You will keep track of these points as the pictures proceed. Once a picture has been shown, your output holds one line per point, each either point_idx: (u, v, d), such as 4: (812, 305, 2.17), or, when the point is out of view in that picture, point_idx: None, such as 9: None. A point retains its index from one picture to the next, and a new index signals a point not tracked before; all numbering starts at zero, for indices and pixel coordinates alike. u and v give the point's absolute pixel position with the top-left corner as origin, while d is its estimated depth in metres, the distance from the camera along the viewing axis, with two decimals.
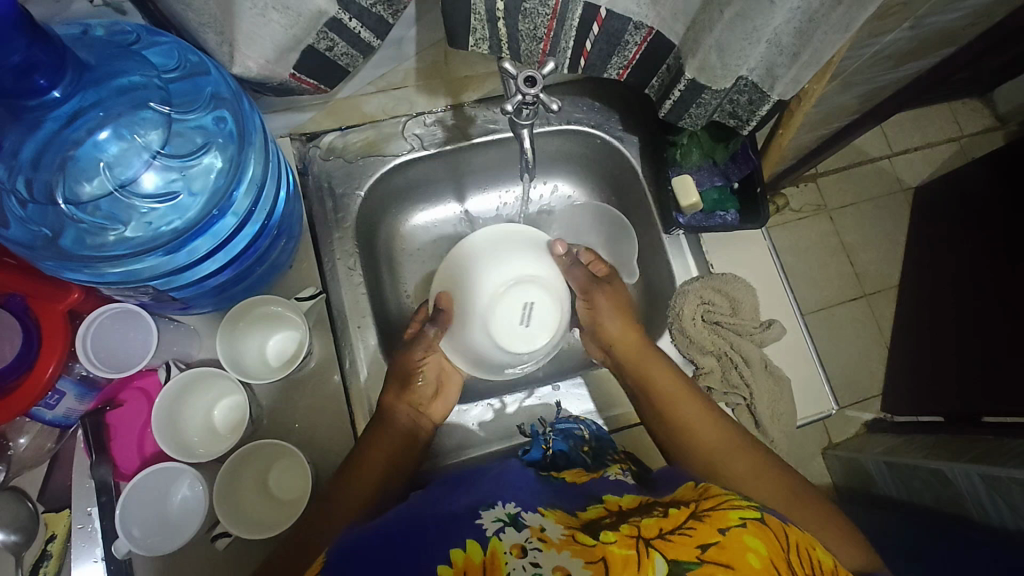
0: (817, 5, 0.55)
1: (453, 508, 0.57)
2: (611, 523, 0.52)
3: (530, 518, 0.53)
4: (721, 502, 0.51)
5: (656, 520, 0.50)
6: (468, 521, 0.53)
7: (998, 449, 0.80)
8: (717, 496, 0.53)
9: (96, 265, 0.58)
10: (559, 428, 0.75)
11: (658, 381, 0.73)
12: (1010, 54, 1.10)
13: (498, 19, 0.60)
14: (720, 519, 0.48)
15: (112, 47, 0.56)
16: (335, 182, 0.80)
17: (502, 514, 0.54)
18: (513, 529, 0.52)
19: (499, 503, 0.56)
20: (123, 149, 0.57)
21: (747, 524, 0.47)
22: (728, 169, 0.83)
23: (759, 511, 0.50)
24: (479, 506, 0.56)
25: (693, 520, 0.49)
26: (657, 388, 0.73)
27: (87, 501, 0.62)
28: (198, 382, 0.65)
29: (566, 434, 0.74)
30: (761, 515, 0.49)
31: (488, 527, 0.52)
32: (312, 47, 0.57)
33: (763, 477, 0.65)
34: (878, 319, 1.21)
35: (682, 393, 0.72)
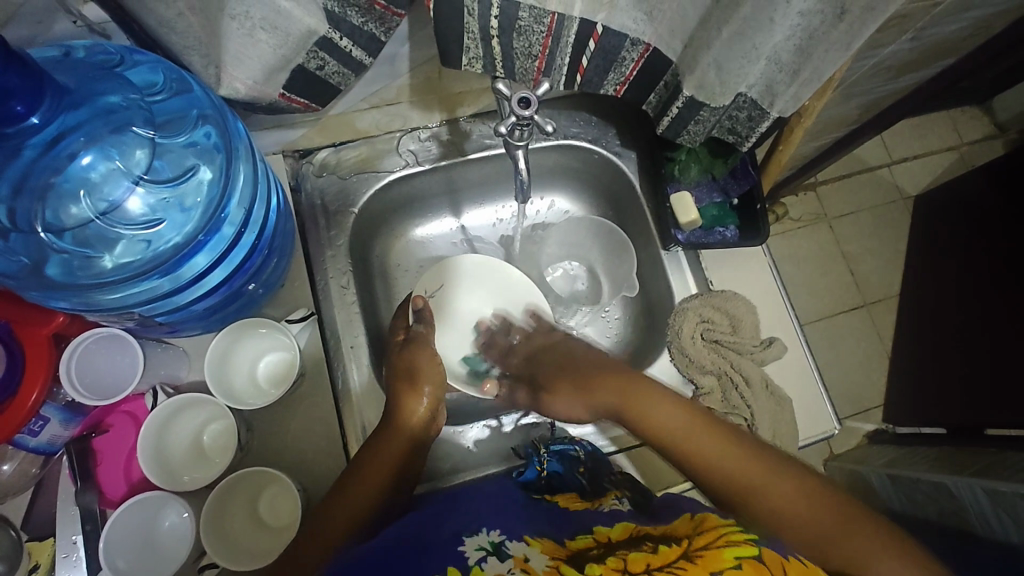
0: (817, 22, 0.54)
1: (447, 536, 0.55)
2: (597, 557, 0.50)
3: (514, 547, 0.53)
4: (716, 539, 0.50)
5: (645, 554, 0.49)
6: (450, 547, 0.53)
7: (1002, 463, 0.78)
8: (712, 531, 0.51)
9: (90, 296, 0.57)
10: (554, 449, 0.73)
11: (662, 421, 0.64)
12: (1010, 63, 1.09)
13: (492, 37, 0.59)
14: (712, 561, 0.47)
15: (95, 70, 0.55)
16: (328, 200, 0.78)
17: (484, 544, 0.53)
18: (495, 559, 0.51)
19: (482, 530, 0.55)
20: (106, 174, 0.57)
21: (743, 565, 0.46)
22: (727, 184, 0.81)
23: (755, 548, 0.48)
24: (463, 533, 0.56)
25: (680, 560, 0.47)
26: (660, 429, 0.64)
27: (71, 530, 0.61)
28: (187, 408, 0.64)
29: (562, 456, 0.72)
30: (757, 553, 0.47)
31: (470, 556, 0.52)
32: (302, 66, 0.56)
33: (801, 495, 0.57)
34: (881, 330, 1.20)
35: (689, 425, 0.63)
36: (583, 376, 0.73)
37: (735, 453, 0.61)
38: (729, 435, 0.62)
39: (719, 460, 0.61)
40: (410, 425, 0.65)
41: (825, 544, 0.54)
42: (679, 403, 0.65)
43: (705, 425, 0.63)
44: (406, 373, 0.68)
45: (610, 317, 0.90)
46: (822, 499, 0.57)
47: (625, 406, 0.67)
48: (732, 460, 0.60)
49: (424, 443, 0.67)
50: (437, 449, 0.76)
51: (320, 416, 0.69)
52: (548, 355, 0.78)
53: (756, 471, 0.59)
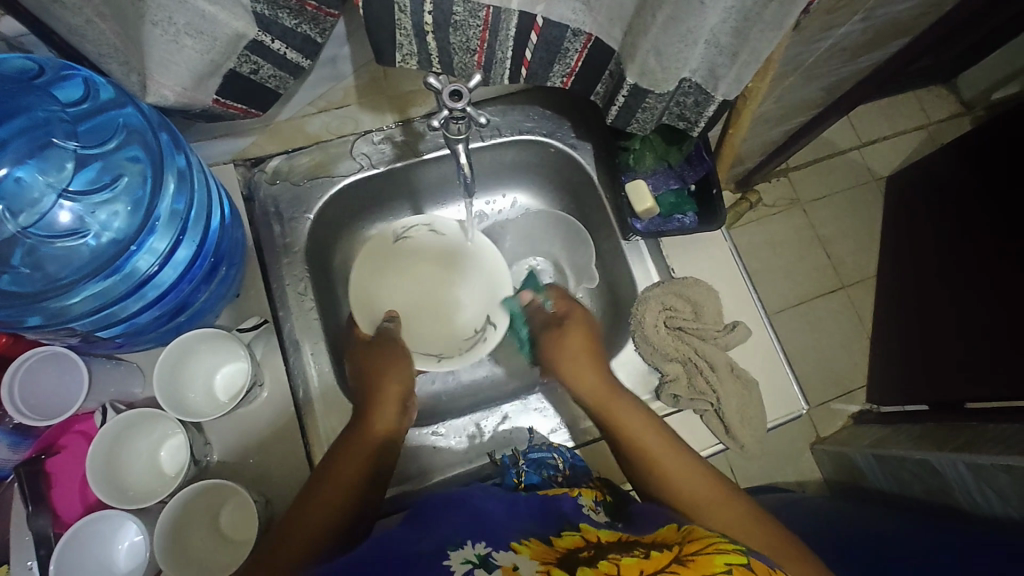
0: (751, 3, 0.54)
1: (414, 550, 0.51)
2: (586, 558, 0.46)
3: (501, 558, 0.47)
4: (706, 546, 0.46)
5: (637, 559, 0.44)
6: (435, 562, 0.47)
7: (982, 437, 0.78)
8: (703, 539, 0.47)
9: (47, 306, 0.56)
10: (531, 458, 0.71)
11: (634, 432, 0.68)
12: (971, 39, 1.10)
13: (427, 32, 0.58)
14: (704, 565, 0.43)
15: (11, 83, 0.53)
16: (281, 207, 0.77)
17: (471, 556, 0.48)
18: (484, 571, 0.46)
19: (467, 543, 0.50)
20: (28, 189, 0.57)
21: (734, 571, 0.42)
22: (684, 171, 0.81)
23: (744, 555, 0.44)
24: (447, 546, 0.50)
25: (673, 563, 0.43)
26: (626, 431, 0.69)
27: (27, 555, 0.59)
28: (136, 427, 0.63)
29: (539, 464, 0.71)
30: (746, 560, 0.44)
31: (456, 571, 0.46)
32: (234, 71, 0.55)
33: (771, 543, 0.58)
34: (859, 310, 1.21)
35: (660, 448, 0.67)
36: (596, 353, 0.75)
37: (698, 479, 0.64)
38: (683, 454, 0.67)
39: (686, 482, 0.64)
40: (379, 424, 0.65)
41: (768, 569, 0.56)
42: (649, 415, 0.70)
43: (665, 439, 0.68)
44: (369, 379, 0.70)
45: None
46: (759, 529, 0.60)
47: (602, 409, 0.71)
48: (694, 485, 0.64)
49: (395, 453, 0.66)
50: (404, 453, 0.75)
51: (282, 424, 0.68)
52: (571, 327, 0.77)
53: (716, 498, 0.63)
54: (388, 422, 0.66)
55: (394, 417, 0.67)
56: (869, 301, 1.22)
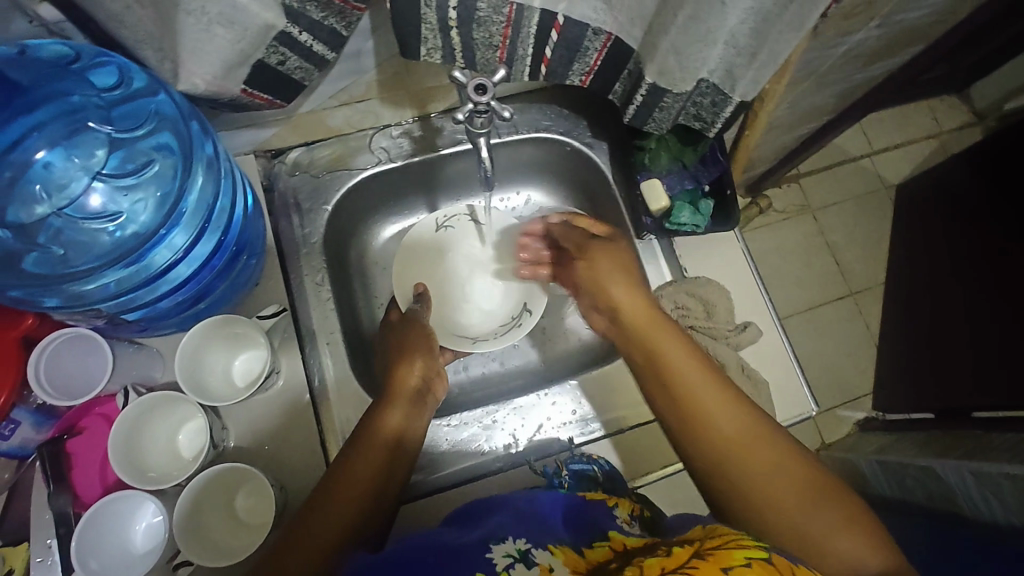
0: (770, 5, 0.55)
1: (455, 541, 0.52)
2: (614, 567, 0.46)
3: (540, 555, 0.49)
4: (726, 541, 0.45)
5: (659, 559, 0.44)
6: (478, 554, 0.49)
7: (988, 444, 0.78)
8: (725, 534, 0.46)
9: (67, 288, 0.57)
10: (572, 470, 0.70)
11: (673, 362, 0.61)
12: (984, 49, 1.11)
13: (452, 28, 0.59)
14: (723, 558, 0.43)
15: (50, 68, 0.55)
16: (301, 199, 0.78)
17: (512, 549, 0.49)
18: (523, 566, 0.47)
19: (510, 536, 0.51)
20: (65, 170, 0.58)
21: (751, 563, 0.42)
22: (698, 172, 0.82)
23: (766, 552, 0.44)
24: (489, 539, 0.51)
25: (694, 559, 0.43)
26: (667, 361, 0.61)
27: (46, 534, 0.60)
28: (156, 409, 0.64)
29: (579, 476, 0.69)
30: (768, 555, 0.43)
31: (498, 563, 0.48)
32: (262, 62, 0.56)
33: (795, 490, 0.53)
34: (867, 317, 1.21)
35: (692, 369, 0.60)
36: (635, 278, 0.70)
37: (734, 409, 0.57)
38: (724, 384, 0.59)
39: (718, 415, 0.57)
40: (391, 432, 0.64)
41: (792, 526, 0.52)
42: (688, 342, 0.63)
43: (703, 369, 0.60)
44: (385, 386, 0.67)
45: None
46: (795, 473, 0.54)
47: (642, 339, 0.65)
48: (727, 416, 0.57)
49: (407, 452, 0.64)
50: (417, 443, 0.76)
51: (298, 412, 0.69)
52: (594, 249, 0.74)
53: (749, 433, 0.56)
54: (395, 420, 0.64)
55: (410, 418, 0.66)
56: (877, 308, 1.22)
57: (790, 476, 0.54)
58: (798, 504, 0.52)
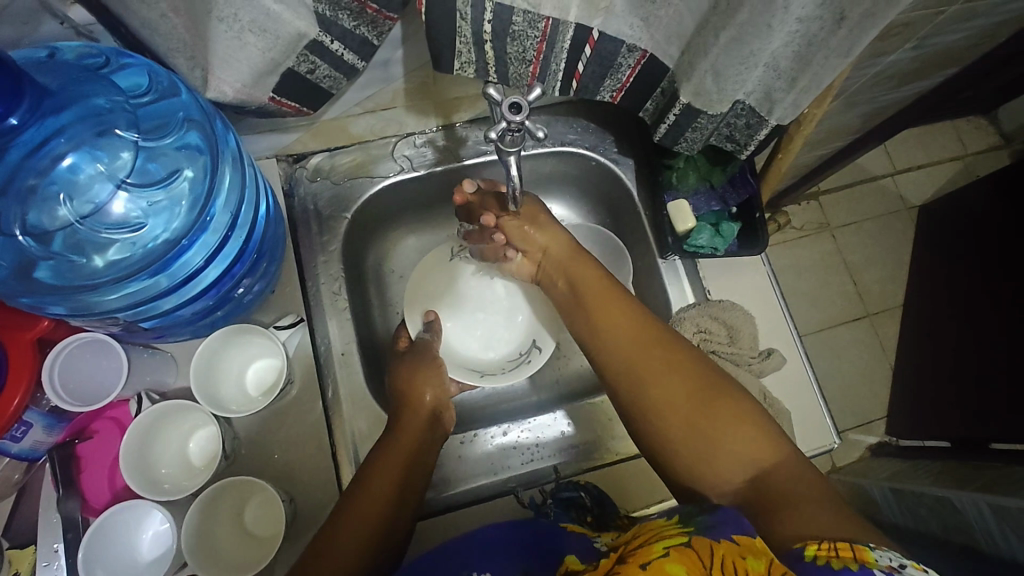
0: (816, 29, 0.53)
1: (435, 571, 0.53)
2: None
3: None
4: (653, 537, 0.47)
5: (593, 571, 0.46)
6: None
7: (1007, 476, 0.76)
8: (655, 530, 0.48)
9: (79, 299, 0.57)
10: (559, 499, 0.68)
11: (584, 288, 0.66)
12: (1014, 73, 1.08)
13: (485, 41, 0.58)
14: (643, 554, 0.44)
15: (79, 71, 0.54)
16: (322, 205, 0.77)
17: None
18: None
19: None
20: (89, 176, 0.56)
21: (670, 552, 0.43)
22: (726, 193, 0.81)
23: (687, 535, 0.45)
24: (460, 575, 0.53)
25: (619, 562, 0.45)
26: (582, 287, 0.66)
27: (53, 538, 0.59)
28: (170, 417, 0.63)
29: (567, 504, 0.67)
30: (686, 538, 0.44)
31: None
32: (292, 70, 0.55)
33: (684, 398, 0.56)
34: (885, 341, 1.19)
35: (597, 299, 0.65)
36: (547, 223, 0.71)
37: (631, 329, 0.61)
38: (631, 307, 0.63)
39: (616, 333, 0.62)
40: (418, 414, 0.66)
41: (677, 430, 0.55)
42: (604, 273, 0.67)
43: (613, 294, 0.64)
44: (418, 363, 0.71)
45: None
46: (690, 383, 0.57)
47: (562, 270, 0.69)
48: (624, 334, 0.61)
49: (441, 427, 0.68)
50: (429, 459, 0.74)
51: (310, 423, 0.68)
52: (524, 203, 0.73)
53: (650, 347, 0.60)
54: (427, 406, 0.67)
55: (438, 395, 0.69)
56: (896, 332, 1.19)
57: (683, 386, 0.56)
58: (686, 409, 0.56)
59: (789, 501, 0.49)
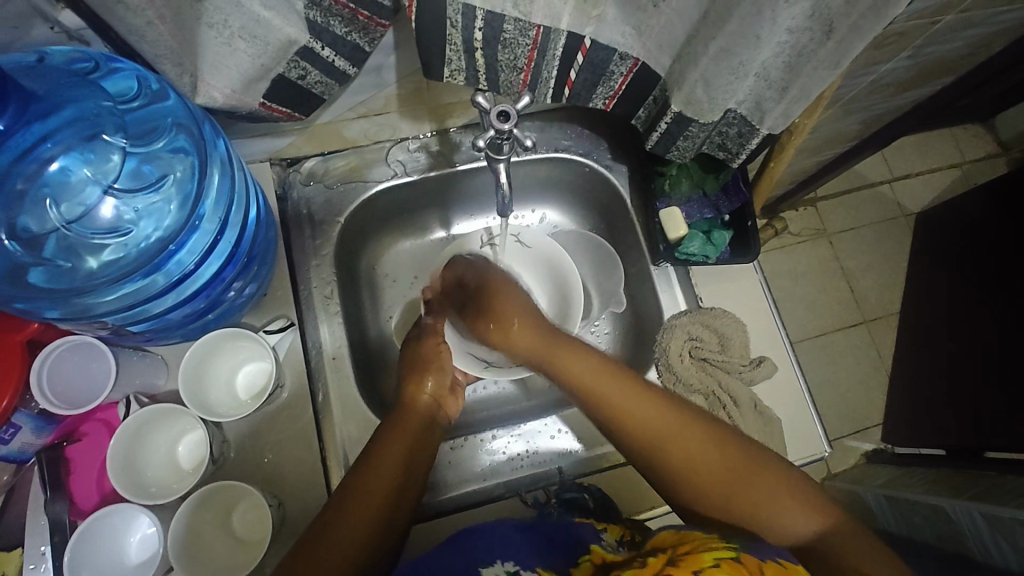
0: (806, 40, 0.53)
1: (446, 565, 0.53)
2: None
3: None
4: (700, 545, 0.46)
5: (635, 569, 0.44)
6: None
7: (1001, 486, 0.76)
8: (696, 539, 0.47)
9: (75, 303, 0.57)
10: (563, 498, 0.69)
11: (577, 376, 0.63)
12: (1010, 82, 1.08)
13: (476, 49, 0.58)
14: (693, 561, 0.43)
15: (68, 76, 0.54)
16: (315, 209, 0.77)
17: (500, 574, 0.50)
18: None
19: (497, 562, 0.52)
20: (78, 180, 0.57)
21: (722, 564, 0.42)
22: (719, 201, 0.81)
23: (735, 551, 0.44)
24: (478, 563, 0.52)
25: (669, 565, 0.43)
26: (571, 376, 0.63)
27: (41, 540, 0.60)
28: (157, 421, 0.63)
29: (570, 505, 0.68)
30: (736, 554, 0.43)
31: None
32: (282, 76, 0.55)
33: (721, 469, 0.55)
34: (880, 348, 1.19)
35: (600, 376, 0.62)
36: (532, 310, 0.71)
37: (651, 404, 0.59)
38: (637, 386, 0.61)
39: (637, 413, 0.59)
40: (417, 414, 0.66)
41: (727, 504, 0.54)
42: (592, 356, 0.64)
43: (614, 373, 0.62)
44: (417, 361, 0.71)
45: (600, 331, 0.88)
46: (726, 453, 0.56)
47: (549, 356, 0.66)
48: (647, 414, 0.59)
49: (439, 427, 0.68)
50: None
51: (299, 427, 0.68)
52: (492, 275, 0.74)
53: (671, 424, 0.58)
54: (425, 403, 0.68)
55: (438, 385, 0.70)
56: (891, 340, 1.19)
57: (717, 458, 0.56)
58: (732, 475, 0.55)
59: (856, 558, 0.48)
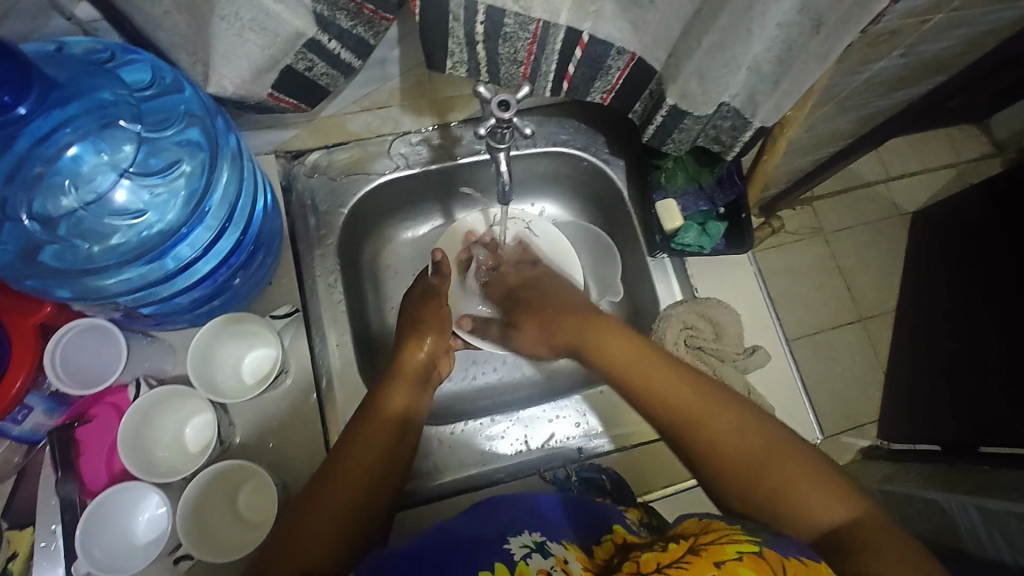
0: (796, 34, 0.55)
1: (477, 534, 0.53)
2: (617, 563, 0.48)
3: (554, 547, 0.51)
4: (720, 536, 0.45)
5: (656, 554, 0.46)
6: (494, 545, 0.50)
7: (992, 483, 0.78)
8: (719, 530, 0.46)
9: (82, 283, 0.59)
10: (582, 477, 0.71)
11: (614, 355, 0.67)
12: (1003, 83, 1.10)
13: (478, 42, 0.60)
14: (715, 553, 0.43)
15: (85, 65, 0.57)
16: (319, 200, 0.79)
17: (528, 540, 0.51)
18: (541, 555, 0.49)
19: (526, 530, 0.52)
20: (94, 165, 0.59)
21: (743, 558, 0.41)
22: (714, 194, 0.82)
23: (757, 545, 0.43)
24: (507, 531, 0.53)
25: (688, 554, 0.44)
26: (607, 355, 0.68)
27: (52, 519, 0.62)
28: (166, 403, 0.64)
29: (589, 485, 0.71)
30: (758, 549, 0.42)
31: (515, 552, 0.49)
32: (290, 67, 0.57)
33: (746, 446, 0.55)
34: (874, 343, 1.21)
35: (640, 359, 0.65)
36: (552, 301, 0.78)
37: (669, 372, 0.62)
38: (669, 363, 0.64)
39: (664, 387, 0.61)
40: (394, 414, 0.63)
41: (750, 479, 0.53)
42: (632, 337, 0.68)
43: (649, 352, 0.66)
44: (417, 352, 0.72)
45: None
46: (753, 429, 0.56)
47: (584, 340, 0.71)
48: (676, 388, 0.60)
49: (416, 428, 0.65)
50: (420, 449, 0.76)
51: (303, 413, 0.69)
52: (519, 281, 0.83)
53: (699, 402, 0.59)
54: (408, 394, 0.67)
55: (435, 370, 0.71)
56: (885, 335, 1.21)
57: (751, 432, 0.55)
58: (762, 454, 0.54)
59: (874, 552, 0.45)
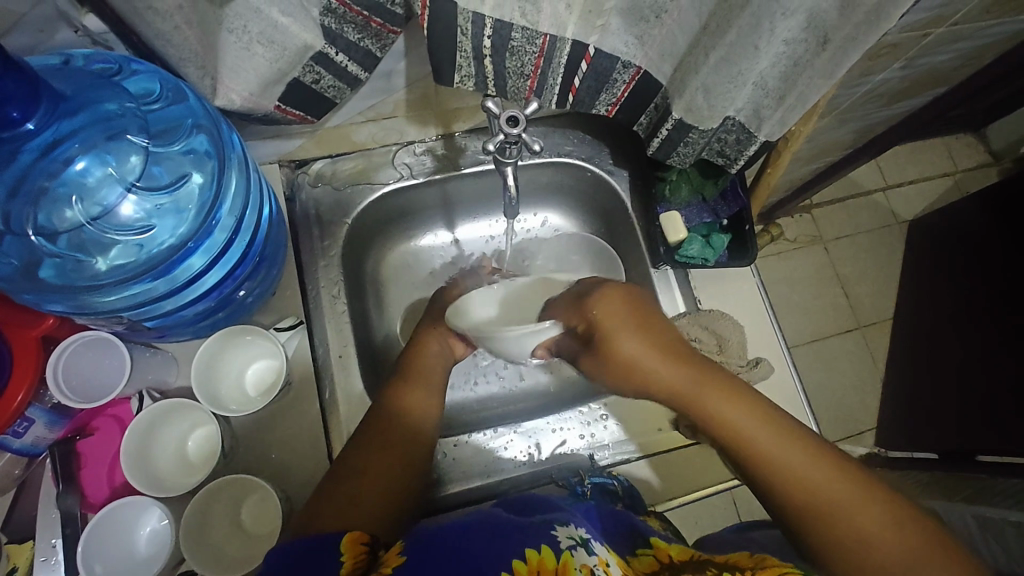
0: (802, 51, 0.55)
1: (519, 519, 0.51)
2: None
3: (598, 547, 0.48)
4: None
5: None
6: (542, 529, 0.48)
7: (990, 491, 0.78)
8: (776, 567, 0.47)
9: (83, 298, 0.58)
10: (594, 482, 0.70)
11: (723, 415, 0.55)
12: (1001, 94, 1.11)
13: (485, 56, 0.59)
14: None
15: (92, 78, 0.56)
16: (322, 210, 0.79)
17: (574, 532, 0.48)
18: (586, 550, 0.46)
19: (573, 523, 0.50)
20: (102, 177, 0.58)
21: None
22: (717, 206, 0.84)
23: None
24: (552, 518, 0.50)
25: None
26: (720, 418, 0.55)
27: (51, 533, 0.60)
28: (169, 415, 0.64)
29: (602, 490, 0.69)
30: None
31: (562, 539, 0.47)
32: (298, 80, 0.57)
33: (890, 535, 0.48)
34: (874, 353, 1.21)
35: (754, 423, 0.54)
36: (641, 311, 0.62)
37: (791, 442, 0.53)
38: (788, 431, 0.54)
39: (787, 457, 0.52)
40: (398, 420, 0.63)
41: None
42: (741, 395, 0.56)
43: (766, 417, 0.55)
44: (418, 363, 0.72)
45: None
46: (902, 520, 0.49)
47: (687, 396, 0.58)
48: (804, 464, 0.52)
49: (420, 432, 0.64)
50: None
51: (306, 425, 0.69)
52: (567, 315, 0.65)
53: (828, 479, 0.51)
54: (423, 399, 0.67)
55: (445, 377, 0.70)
56: (885, 343, 1.21)
57: (902, 525, 0.48)
58: (913, 550, 0.47)
59: None
